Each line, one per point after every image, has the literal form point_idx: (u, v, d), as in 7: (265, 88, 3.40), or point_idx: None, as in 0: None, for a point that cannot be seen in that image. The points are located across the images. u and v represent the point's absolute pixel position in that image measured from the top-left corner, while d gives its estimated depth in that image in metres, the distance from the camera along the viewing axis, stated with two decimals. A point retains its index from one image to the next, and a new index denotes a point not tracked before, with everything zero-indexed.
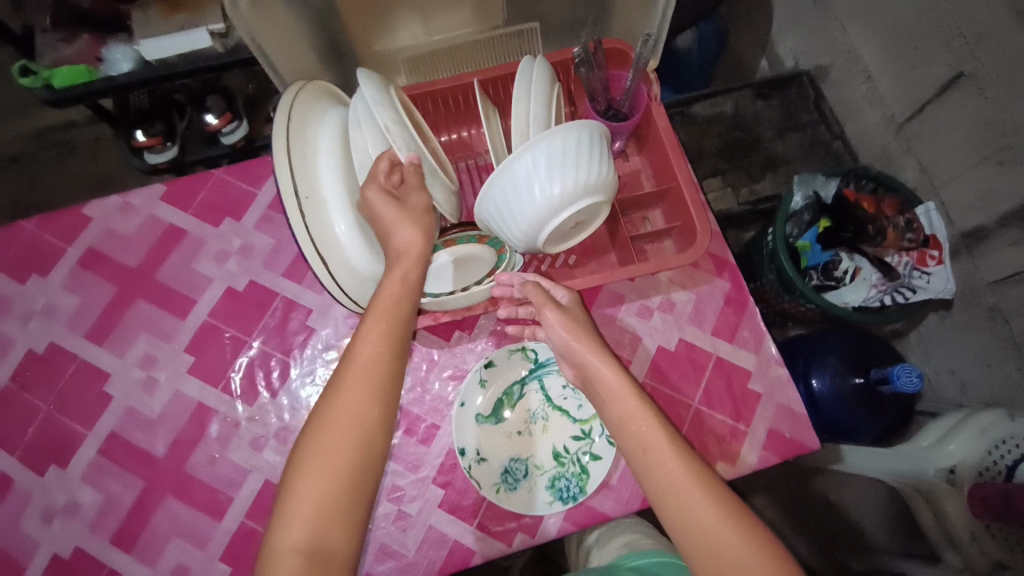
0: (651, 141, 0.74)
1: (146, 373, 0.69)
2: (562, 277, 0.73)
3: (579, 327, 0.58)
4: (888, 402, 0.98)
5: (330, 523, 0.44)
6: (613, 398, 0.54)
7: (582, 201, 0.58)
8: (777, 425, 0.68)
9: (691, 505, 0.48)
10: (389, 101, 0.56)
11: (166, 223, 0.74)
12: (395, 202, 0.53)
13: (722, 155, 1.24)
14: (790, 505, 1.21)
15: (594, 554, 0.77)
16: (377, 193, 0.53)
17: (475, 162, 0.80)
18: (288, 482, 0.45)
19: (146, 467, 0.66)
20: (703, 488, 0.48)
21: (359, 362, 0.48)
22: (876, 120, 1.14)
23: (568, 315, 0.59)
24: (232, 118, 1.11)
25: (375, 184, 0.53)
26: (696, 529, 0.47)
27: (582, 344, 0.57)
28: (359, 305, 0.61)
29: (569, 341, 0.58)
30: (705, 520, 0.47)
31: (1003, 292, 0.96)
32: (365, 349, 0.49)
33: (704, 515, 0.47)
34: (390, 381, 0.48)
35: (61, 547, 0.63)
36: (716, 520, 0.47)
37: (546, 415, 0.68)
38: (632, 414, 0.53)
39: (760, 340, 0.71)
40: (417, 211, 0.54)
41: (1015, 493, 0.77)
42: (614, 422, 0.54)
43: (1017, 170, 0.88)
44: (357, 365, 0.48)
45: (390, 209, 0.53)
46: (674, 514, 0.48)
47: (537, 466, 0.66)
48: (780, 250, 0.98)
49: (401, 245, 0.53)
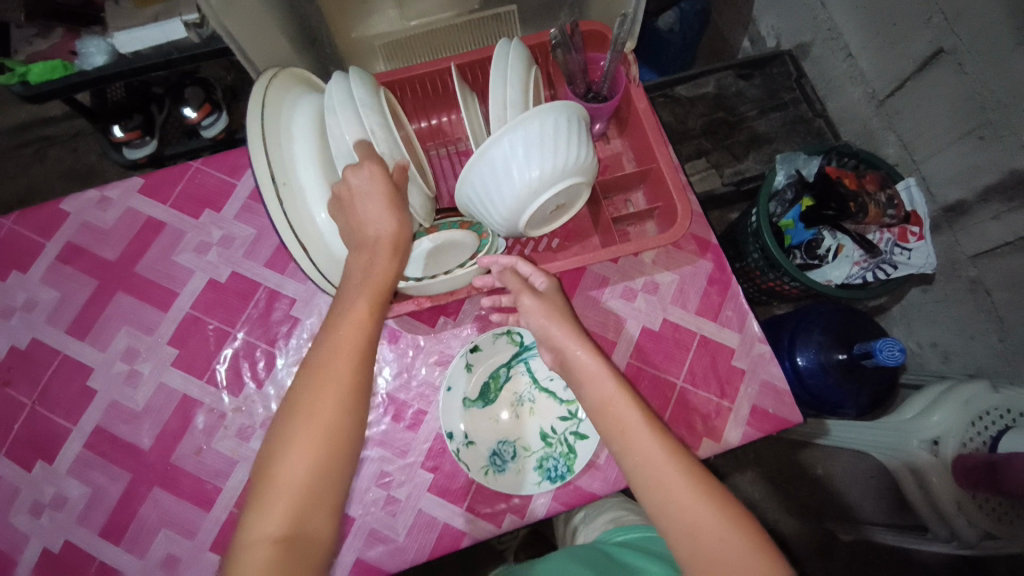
0: (632, 123, 0.74)
1: (130, 366, 0.69)
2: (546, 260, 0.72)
3: (560, 314, 0.59)
4: (872, 375, 0.99)
5: (309, 514, 0.44)
6: (591, 381, 0.55)
7: (560, 183, 0.58)
8: (761, 402, 0.68)
9: (668, 482, 0.48)
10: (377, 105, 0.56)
11: (144, 215, 0.73)
12: (389, 187, 0.52)
13: (706, 135, 1.25)
14: (775, 480, 1.22)
15: (580, 531, 0.79)
16: (373, 171, 0.51)
17: (455, 148, 0.79)
18: (265, 473, 0.45)
19: (133, 459, 0.66)
20: (681, 466, 0.49)
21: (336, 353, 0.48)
22: (857, 97, 1.15)
23: (545, 301, 0.60)
24: (212, 110, 1.08)
25: (377, 164, 0.52)
26: (673, 505, 0.47)
27: (560, 331, 0.58)
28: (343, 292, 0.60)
29: (546, 326, 0.59)
30: (684, 498, 0.47)
31: (985, 265, 0.98)
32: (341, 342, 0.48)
33: (681, 492, 0.48)
34: (365, 373, 0.48)
35: (51, 541, 0.64)
36: (692, 497, 0.47)
37: (534, 399, 0.68)
38: (613, 396, 0.53)
39: (744, 318, 0.71)
40: (400, 207, 0.53)
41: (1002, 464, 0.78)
42: (593, 405, 0.54)
43: (997, 144, 0.89)
44: (332, 357, 0.48)
45: (382, 191, 0.51)
46: (652, 493, 0.49)
47: (526, 449, 0.66)
48: (765, 229, 0.99)
49: (375, 237, 0.52)
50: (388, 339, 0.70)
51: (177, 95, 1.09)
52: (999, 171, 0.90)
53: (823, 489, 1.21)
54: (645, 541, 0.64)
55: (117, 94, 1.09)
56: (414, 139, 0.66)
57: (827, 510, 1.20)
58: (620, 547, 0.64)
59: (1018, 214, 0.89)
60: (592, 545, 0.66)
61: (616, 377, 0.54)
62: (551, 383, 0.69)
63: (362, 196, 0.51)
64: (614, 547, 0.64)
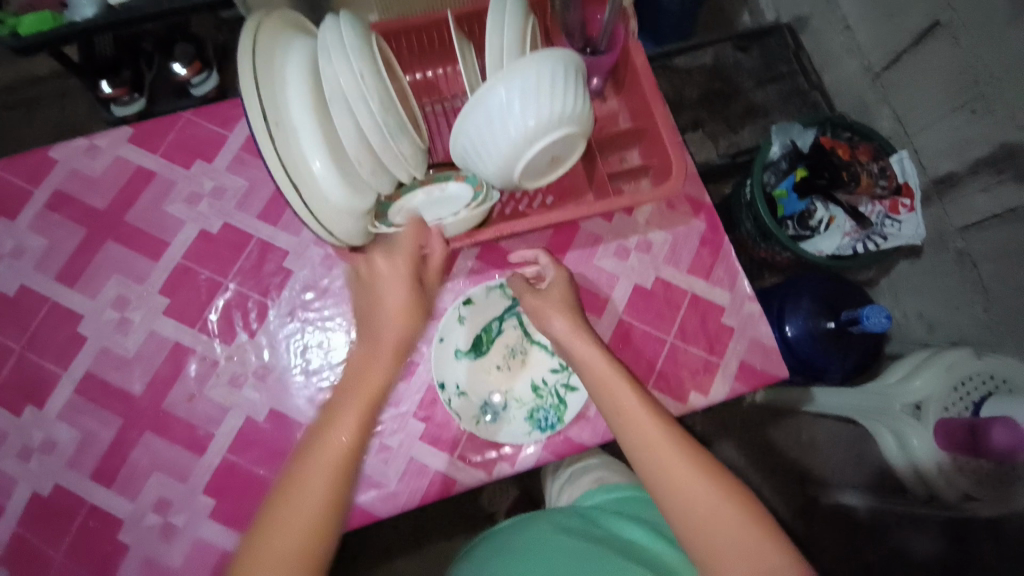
0: (629, 83, 0.72)
1: (120, 314, 0.68)
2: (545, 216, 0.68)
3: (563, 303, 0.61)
4: (858, 340, 1.01)
5: None
6: (582, 358, 0.57)
7: (556, 132, 0.57)
8: (748, 359, 0.69)
9: (654, 448, 0.51)
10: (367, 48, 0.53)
11: (134, 164, 0.72)
12: (409, 277, 0.58)
13: (703, 104, 1.24)
14: (755, 450, 1.25)
15: (565, 488, 0.81)
16: (398, 262, 0.58)
17: (443, 106, 0.78)
18: None
19: (124, 405, 0.66)
20: (667, 433, 0.51)
21: (305, 482, 0.48)
22: (854, 69, 1.15)
23: (549, 296, 0.62)
24: (202, 68, 1.07)
25: (405, 257, 0.58)
26: (658, 469, 0.50)
27: (557, 322, 0.60)
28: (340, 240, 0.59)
29: (544, 314, 0.61)
30: (670, 462, 0.50)
31: (971, 237, 0.99)
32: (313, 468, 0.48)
33: (665, 455, 0.50)
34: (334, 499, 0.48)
35: (41, 484, 0.64)
36: (675, 458, 0.50)
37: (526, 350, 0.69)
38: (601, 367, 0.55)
39: (735, 278, 0.72)
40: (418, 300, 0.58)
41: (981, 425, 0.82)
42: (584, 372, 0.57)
43: (988, 117, 0.90)
44: (320, 456, 0.48)
45: (400, 283, 0.57)
46: (637, 452, 0.51)
47: (519, 399, 0.67)
48: (758, 199, 1.00)
49: (381, 329, 0.56)
50: None
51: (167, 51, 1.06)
52: (988, 144, 0.91)
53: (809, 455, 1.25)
54: (626, 507, 0.67)
55: (106, 49, 1.04)
56: (408, 93, 0.64)
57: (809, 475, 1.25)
58: (602, 513, 0.66)
59: (1005, 186, 0.90)
60: (573, 513, 0.68)
61: (606, 354, 0.56)
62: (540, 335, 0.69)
63: (382, 284, 0.58)
64: (597, 514, 0.67)
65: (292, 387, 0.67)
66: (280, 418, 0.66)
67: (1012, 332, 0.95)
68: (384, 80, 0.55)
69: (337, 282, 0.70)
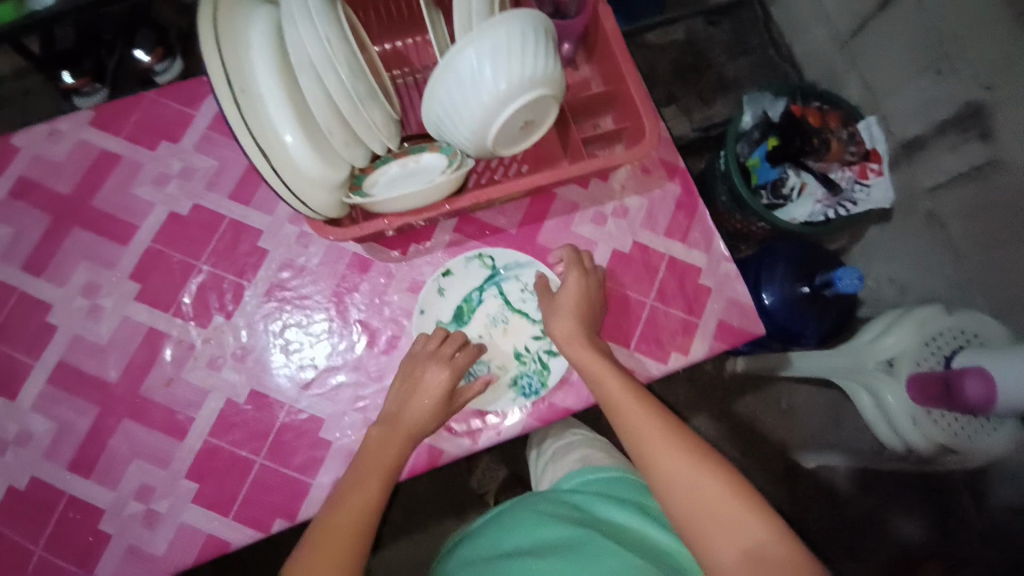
0: (599, 48, 0.72)
1: (91, 301, 0.67)
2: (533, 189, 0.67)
3: (573, 309, 0.64)
4: (833, 303, 1.03)
5: None
6: (583, 363, 0.61)
7: (528, 95, 0.57)
8: (726, 318, 0.70)
9: (644, 437, 0.55)
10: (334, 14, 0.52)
11: (98, 147, 0.70)
12: (444, 395, 0.60)
13: (677, 79, 1.24)
14: (728, 422, 1.28)
15: (548, 470, 0.81)
16: (441, 374, 0.61)
17: (414, 78, 0.76)
18: None
19: (100, 392, 0.65)
20: (659, 424, 0.56)
21: (331, 533, 0.52)
22: (822, 37, 1.16)
23: (567, 308, 0.64)
24: (164, 55, 1.05)
25: (449, 371, 0.61)
26: (650, 458, 0.54)
27: (562, 327, 0.63)
28: (317, 214, 0.59)
29: (552, 318, 0.64)
30: (658, 448, 0.54)
31: (939, 198, 1.01)
32: (337, 521, 0.53)
33: (653, 442, 0.55)
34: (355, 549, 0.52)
35: (17, 477, 0.62)
36: (662, 445, 0.54)
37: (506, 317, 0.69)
38: (589, 359, 0.61)
39: (711, 239, 0.73)
40: (441, 410, 0.61)
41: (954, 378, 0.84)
42: (578, 362, 0.61)
43: (953, 77, 0.91)
44: (344, 513, 0.54)
45: (436, 391, 0.60)
46: (631, 442, 0.56)
47: (502, 367, 0.67)
48: (733, 170, 1.00)
49: (409, 420, 0.59)
50: (360, 268, 0.69)
51: (127, 37, 1.04)
52: (953, 104, 0.92)
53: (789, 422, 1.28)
54: (614, 490, 0.68)
55: (66, 40, 1.01)
56: (378, 63, 0.62)
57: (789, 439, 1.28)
58: (591, 498, 0.66)
59: (971, 145, 0.91)
60: (559, 499, 0.68)
61: (604, 356, 0.61)
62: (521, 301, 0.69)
63: (421, 389, 0.60)
64: (586, 500, 0.66)
65: (272, 366, 0.66)
66: (262, 399, 0.65)
67: (981, 289, 0.97)
68: (353, 46, 0.54)
69: (314, 260, 0.69)
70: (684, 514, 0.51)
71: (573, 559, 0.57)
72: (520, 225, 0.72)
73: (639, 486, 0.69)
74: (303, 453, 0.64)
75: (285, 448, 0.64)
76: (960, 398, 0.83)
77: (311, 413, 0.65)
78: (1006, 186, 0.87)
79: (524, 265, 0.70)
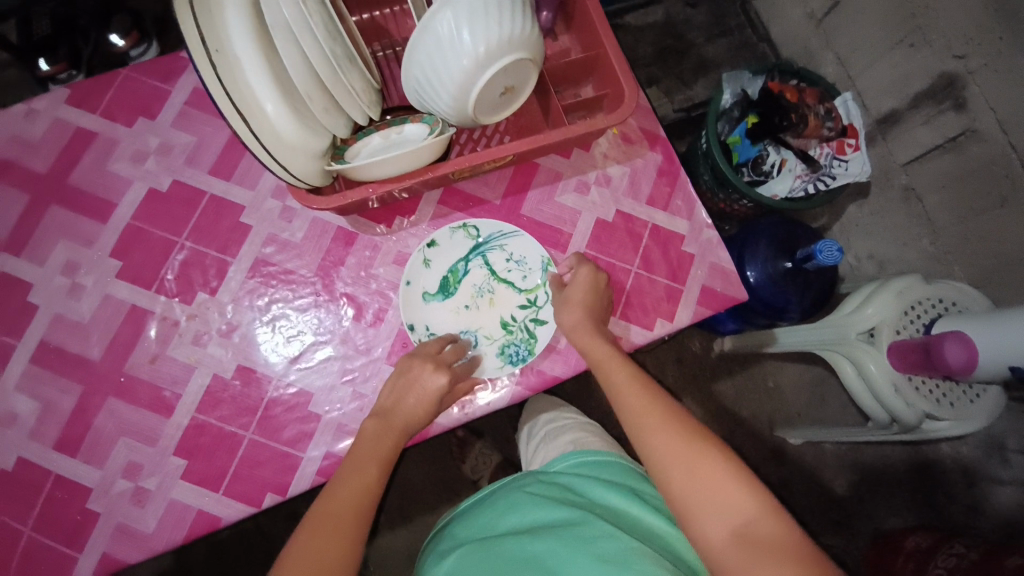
0: (578, 17, 0.72)
1: (71, 279, 0.66)
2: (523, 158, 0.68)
3: (581, 302, 0.64)
4: (814, 278, 1.04)
5: None
6: (593, 354, 0.62)
7: (507, 57, 0.57)
8: (710, 283, 0.71)
9: (646, 420, 0.55)
10: None
11: (74, 125, 0.69)
12: (436, 400, 0.60)
13: (657, 62, 1.25)
14: (714, 406, 1.29)
15: (539, 450, 0.79)
16: (440, 379, 0.61)
17: (394, 52, 0.78)
18: None
19: (82, 370, 0.64)
20: (657, 405, 0.56)
21: (326, 515, 0.51)
22: (798, 17, 1.16)
23: (577, 295, 0.65)
24: (140, 39, 1.04)
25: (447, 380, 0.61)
26: (645, 437, 0.54)
27: (571, 318, 0.64)
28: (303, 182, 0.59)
29: (564, 303, 0.65)
30: (655, 430, 0.54)
31: (916, 171, 1.02)
32: (333, 504, 0.52)
33: (652, 422, 0.55)
34: (351, 530, 0.51)
35: (3, 458, 0.62)
36: (660, 425, 0.54)
37: (494, 289, 0.69)
38: (593, 348, 0.62)
39: (692, 207, 0.74)
40: (429, 412, 0.61)
41: (932, 342, 0.82)
42: (584, 350, 0.62)
43: (927, 50, 0.91)
44: (340, 494, 0.53)
45: (430, 397, 0.60)
46: (633, 424, 0.56)
47: (489, 336, 0.68)
48: (714, 147, 1.01)
49: (412, 405, 0.60)
50: (345, 242, 0.69)
51: (101, 22, 1.02)
52: (927, 77, 0.93)
53: (776, 398, 1.30)
54: (606, 473, 0.64)
55: (43, 29, 1.00)
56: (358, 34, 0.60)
57: (777, 415, 1.30)
58: (585, 480, 0.63)
59: (945, 116, 0.92)
60: (549, 479, 0.64)
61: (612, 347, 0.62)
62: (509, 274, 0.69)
63: (416, 390, 0.60)
64: (579, 479, 0.63)
65: (258, 341, 0.66)
66: (249, 373, 0.65)
67: (960, 261, 0.99)
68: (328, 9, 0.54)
69: (298, 234, 0.69)
70: (679, 494, 0.51)
71: (572, 541, 0.53)
72: (503, 195, 0.72)
73: (630, 469, 0.66)
74: (293, 427, 0.64)
75: (273, 423, 0.64)
76: (941, 365, 0.81)
77: (299, 387, 0.65)
78: (981, 155, 0.89)
79: (508, 234, 0.69)
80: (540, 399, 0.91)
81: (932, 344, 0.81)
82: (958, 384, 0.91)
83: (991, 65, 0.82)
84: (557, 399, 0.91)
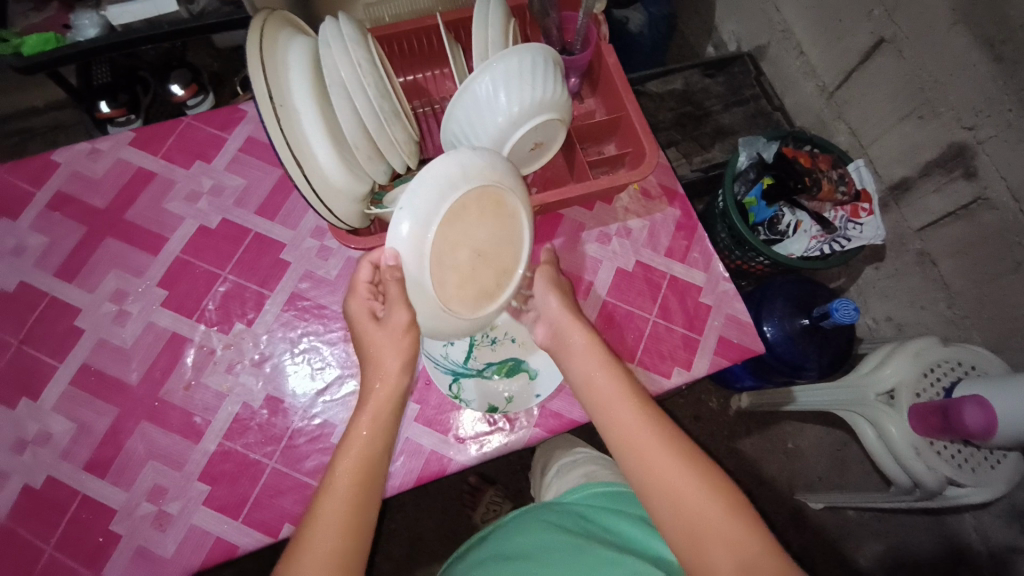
0: (603, 82, 0.78)
1: (118, 306, 0.70)
2: (551, 207, 0.72)
3: (558, 290, 0.66)
4: (832, 336, 1.05)
5: None
6: (571, 357, 0.61)
7: (537, 117, 0.62)
8: (726, 333, 0.73)
9: (640, 449, 0.52)
10: (364, 43, 0.58)
11: (135, 165, 0.75)
12: (375, 322, 0.55)
13: (676, 126, 1.25)
14: (732, 461, 1.27)
15: (553, 484, 0.78)
16: (360, 306, 0.57)
17: (433, 108, 0.83)
18: None
19: (120, 394, 0.67)
20: (659, 432, 0.52)
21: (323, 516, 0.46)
22: (809, 90, 1.20)
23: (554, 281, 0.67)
24: (198, 91, 1.11)
25: (356, 297, 0.57)
26: (637, 464, 0.51)
27: (553, 305, 0.64)
28: (347, 225, 0.62)
29: (543, 292, 0.66)
30: (654, 458, 0.51)
31: (928, 237, 1.04)
32: (329, 503, 0.47)
33: (650, 450, 0.51)
34: (360, 530, 0.47)
35: (33, 476, 0.63)
36: (657, 448, 0.51)
37: (440, 176, 0.52)
38: (591, 372, 0.58)
39: (709, 260, 0.77)
40: (394, 337, 0.55)
41: (952, 406, 0.78)
42: (576, 380, 0.59)
43: (936, 121, 0.94)
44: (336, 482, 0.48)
45: (371, 329, 0.55)
46: (628, 455, 0.52)
47: (453, 249, 0.54)
48: (731, 209, 1.02)
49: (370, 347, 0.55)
50: None
51: (162, 75, 1.11)
52: (938, 147, 0.96)
53: (794, 460, 1.28)
54: (619, 502, 0.64)
55: (104, 76, 1.09)
56: (402, 92, 0.65)
57: (795, 480, 1.27)
58: (598, 510, 0.62)
59: (957, 183, 0.95)
60: (562, 509, 0.64)
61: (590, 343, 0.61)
62: (459, 160, 0.53)
63: (361, 333, 0.56)
64: (592, 510, 0.62)
65: (287, 372, 0.68)
66: (277, 404, 0.67)
67: (977, 325, 1.00)
68: (379, 72, 0.59)
69: (333, 272, 0.73)
70: (682, 524, 0.48)
71: (570, 564, 0.54)
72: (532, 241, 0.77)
73: None
74: (314, 458, 0.65)
75: (295, 453, 0.65)
76: (961, 428, 0.77)
77: (324, 419, 0.67)
78: (994, 223, 0.91)
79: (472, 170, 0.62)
80: (556, 435, 0.90)
81: (952, 408, 0.77)
82: (978, 449, 0.86)
83: (1001, 136, 0.85)
84: (571, 436, 0.89)
